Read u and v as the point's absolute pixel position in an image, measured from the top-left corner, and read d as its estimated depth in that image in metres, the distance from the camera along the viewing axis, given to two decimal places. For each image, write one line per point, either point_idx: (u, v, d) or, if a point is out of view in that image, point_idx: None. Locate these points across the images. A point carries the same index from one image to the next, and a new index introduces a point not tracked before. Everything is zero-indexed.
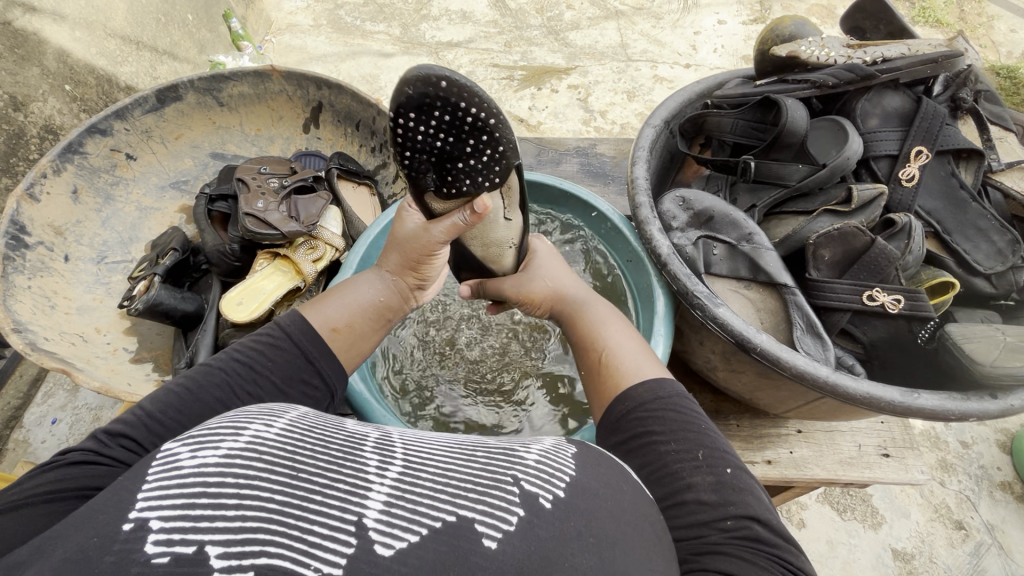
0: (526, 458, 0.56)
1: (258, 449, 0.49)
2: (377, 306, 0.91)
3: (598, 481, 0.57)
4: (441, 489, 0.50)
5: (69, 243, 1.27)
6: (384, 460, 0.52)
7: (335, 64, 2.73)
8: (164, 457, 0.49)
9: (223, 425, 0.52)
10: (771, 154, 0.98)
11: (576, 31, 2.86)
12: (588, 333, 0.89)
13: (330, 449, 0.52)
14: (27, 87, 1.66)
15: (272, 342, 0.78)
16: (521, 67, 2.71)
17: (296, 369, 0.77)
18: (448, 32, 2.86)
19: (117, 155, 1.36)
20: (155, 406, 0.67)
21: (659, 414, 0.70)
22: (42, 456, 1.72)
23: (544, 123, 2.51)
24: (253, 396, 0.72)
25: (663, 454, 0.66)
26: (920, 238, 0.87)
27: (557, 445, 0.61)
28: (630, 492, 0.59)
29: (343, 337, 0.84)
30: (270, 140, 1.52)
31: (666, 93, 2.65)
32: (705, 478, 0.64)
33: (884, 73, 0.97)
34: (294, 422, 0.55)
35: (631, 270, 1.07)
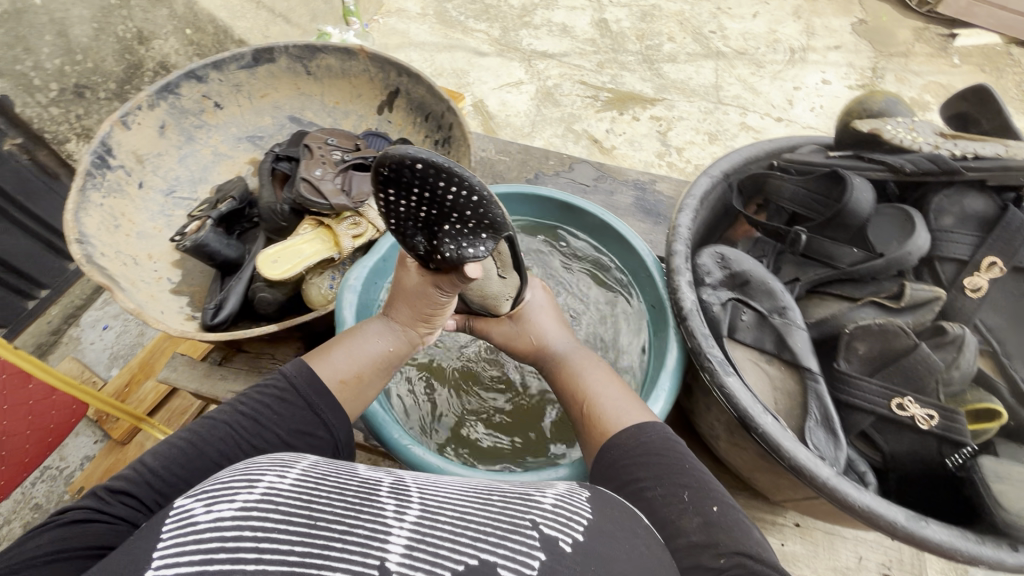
0: (541, 504, 0.58)
1: (273, 501, 0.52)
2: (384, 356, 0.93)
3: (609, 528, 0.58)
4: (462, 536, 0.51)
5: (145, 171, 1.35)
6: (401, 506, 0.54)
7: (431, 53, 2.82)
8: (178, 515, 0.51)
9: (235, 480, 0.55)
10: (826, 230, 0.94)
11: (671, 63, 2.83)
12: (573, 388, 0.91)
13: (346, 495, 0.54)
14: (154, 25, 1.82)
15: (278, 391, 0.79)
16: (608, 89, 2.70)
17: (304, 421, 0.78)
18: (545, 42, 2.89)
19: (207, 102, 1.42)
20: (156, 460, 0.68)
21: (645, 461, 0.72)
22: (87, 356, 1.87)
23: (618, 148, 2.49)
24: (259, 449, 0.73)
25: (648, 496, 0.68)
26: (972, 353, 0.80)
27: (567, 491, 0.63)
28: (632, 530, 0.60)
29: (350, 390, 0.87)
30: (346, 114, 1.49)
31: (750, 142, 2.54)
32: (692, 519, 0.65)
33: (969, 171, 0.91)
34: (305, 474, 0.58)
35: (653, 316, 1.04)
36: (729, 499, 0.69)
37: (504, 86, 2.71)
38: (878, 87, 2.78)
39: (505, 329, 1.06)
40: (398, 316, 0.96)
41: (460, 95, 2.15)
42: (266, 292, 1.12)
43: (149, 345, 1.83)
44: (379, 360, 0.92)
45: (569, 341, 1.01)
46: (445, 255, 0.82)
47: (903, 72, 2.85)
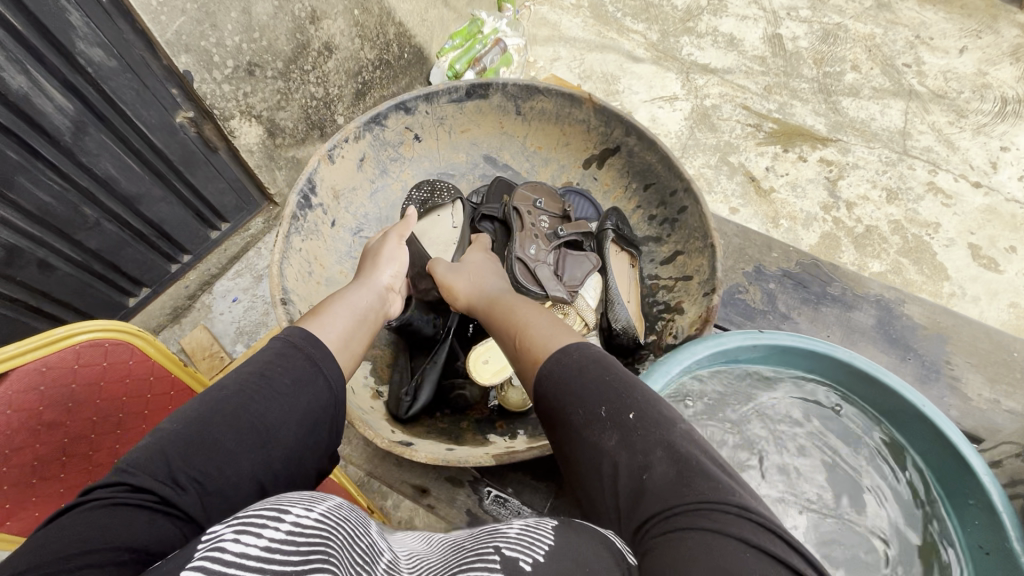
0: (505, 535, 0.62)
1: (299, 534, 0.56)
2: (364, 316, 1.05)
3: (575, 551, 0.60)
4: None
5: (339, 208, 1.33)
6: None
7: (582, 51, 2.62)
8: (211, 537, 0.54)
9: (267, 508, 0.58)
10: None
11: (851, 98, 2.47)
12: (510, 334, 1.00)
13: (353, 550, 0.59)
14: (326, 4, 1.71)
15: (281, 353, 0.85)
16: (773, 120, 2.40)
17: (305, 372, 0.84)
18: (708, 55, 2.61)
19: (407, 134, 1.40)
20: (166, 437, 0.72)
21: (571, 393, 0.81)
22: (216, 327, 1.92)
23: (778, 191, 2.22)
24: (265, 409, 0.78)
25: (584, 433, 0.78)
26: None
27: (530, 524, 0.65)
28: (601, 543, 0.63)
29: (344, 338, 0.96)
30: (546, 161, 1.49)
31: (936, 208, 2.18)
32: (618, 438, 0.75)
33: None
34: (326, 512, 0.62)
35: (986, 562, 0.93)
36: (656, 408, 0.77)
37: (656, 99, 2.48)
38: None
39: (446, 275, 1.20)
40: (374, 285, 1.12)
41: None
42: None
43: (273, 329, 1.83)
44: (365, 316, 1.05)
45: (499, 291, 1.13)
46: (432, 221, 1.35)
47: None
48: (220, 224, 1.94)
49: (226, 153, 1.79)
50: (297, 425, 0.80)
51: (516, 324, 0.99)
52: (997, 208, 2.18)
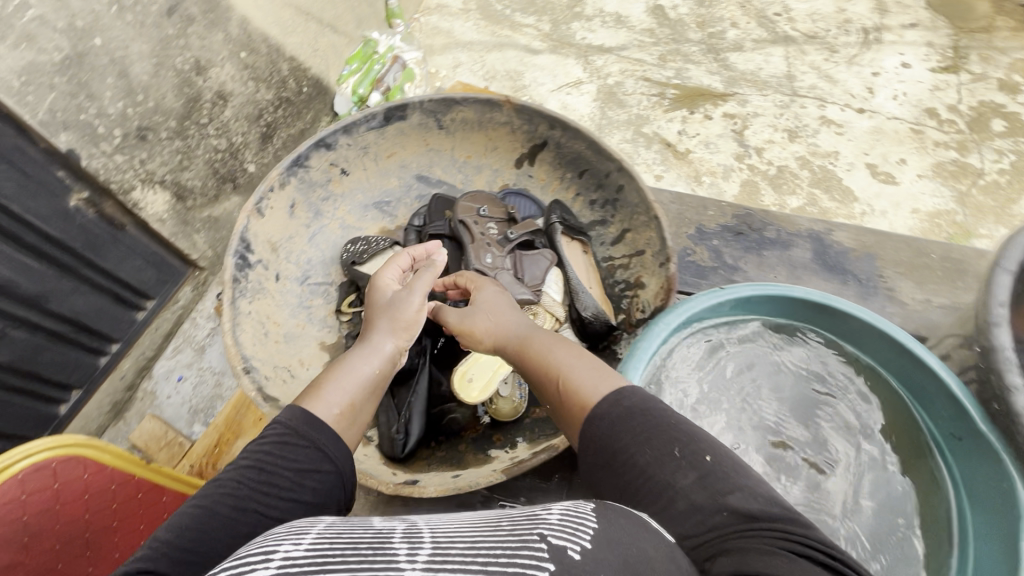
0: (546, 520, 0.64)
1: (293, 567, 0.55)
2: (368, 372, 0.99)
3: (623, 537, 0.63)
4: (472, 561, 0.57)
5: (280, 260, 1.28)
6: (414, 545, 0.60)
7: (481, 54, 2.64)
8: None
9: (252, 554, 0.57)
10: None
11: (738, 53, 2.64)
12: (543, 366, 0.97)
13: (360, 547, 0.58)
14: (210, 52, 1.65)
15: (280, 436, 0.83)
16: (674, 86, 2.52)
17: (311, 460, 0.82)
18: (600, 35, 2.70)
19: (333, 170, 1.36)
20: (174, 534, 0.69)
21: (632, 430, 0.80)
22: (166, 412, 1.78)
23: (694, 151, 2.33)
24: (270, 495, 0.76)
25: (643, 468, 0.76)
26: None
27: (569, 506, 0.69)
28: (659, 541, 0.65)
29: (348, 405, 0.92)
30: (478, 168, 1.49)
31: (833, 138, 2.38)
32: (690, 475, 0.74)
33: None
34: (317, 540, 0.61)
35: (957, 445, 1.14)
36: (723, 449, 0.78)
37: (562, 87, 2.54)
38: (962, 69, 2.59)
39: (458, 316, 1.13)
40: (381, 329, 1.05)
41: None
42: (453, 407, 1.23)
43: (230, 399, 1.72)
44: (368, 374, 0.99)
45: (521, 326, 1.07)
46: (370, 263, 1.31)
47: (986, 49, 2.65)
48: (145, 302, 1.80)
49: (136, 228, 1.66)
50: (302, 510, 0.78)
51: (545, 359, 0.98)
52: (882, 127, 2.40)
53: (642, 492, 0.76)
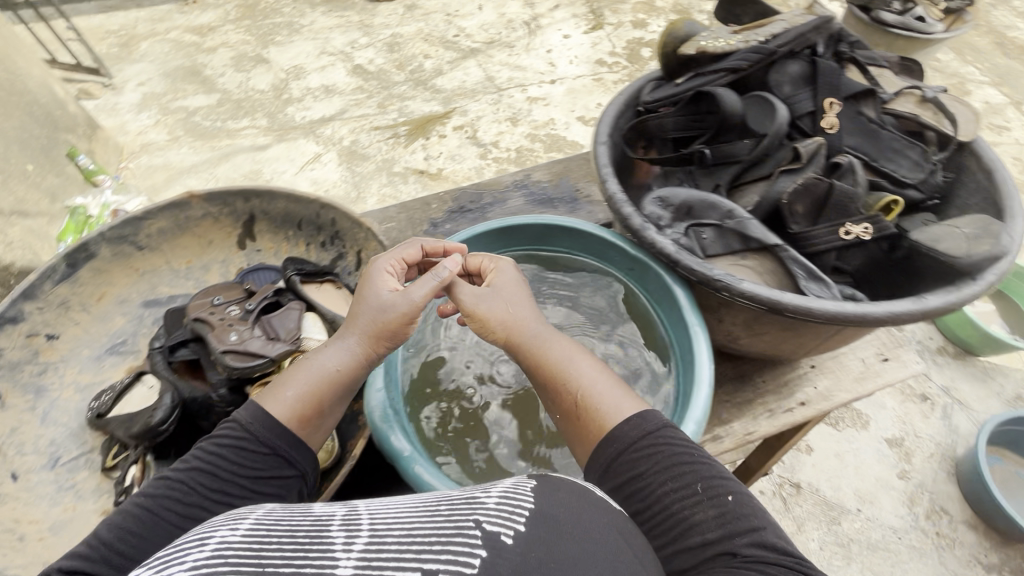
0: (486, 503, 0.55)
1: (224, 554, 0.47)
2: (327, 371, 0.80)
3: (565, 513, 0.55)
4: (406, 549, 0.49)
5: (11, 458, 0.98)
6: (350, 533, 0.51)
7: (210, 171, 2.57)
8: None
9: (190, 536, 0.50)
10: (718, 138, 0.89)
11: (441, 76, 2.96)
12: (553, 375, 0.81)
13: (296, 535, 0.50)
14: None
15: (239, 439, 0.73)
16: (403, 123, 2.73)
17: (269, 465, 0.73)
18: (317, 109, 2.83)
19: (36, 340, 1.07)
20: (112, 533, 0.64)
21: (647, 449, 0.70)
22: None
23: (445, 167, 2.55)
24: (225, 494, 0.70)
25: (657, 494, 0.66)
26: (865, 172, 0.83)
27: (518, 483, 0.59)
28: (604, 509, 0.59)
29: (309, 409, 0.78)
30: (206, 268, 1.24)
31: (544, 110, 2.79)
32: (708, 510, 0.64)
33: (780, 48, 0.90)
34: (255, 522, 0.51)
35: (637, 278, 0.96)
36: (741, 491, 0.66)
37: (305, 166, 2.59)
38: (605, 24, 3.24)
39: (475, 293, 0.87)
40: (359, 325, 0.82)
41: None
42: None
43: None
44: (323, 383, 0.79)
45: (540, 321, 0.87)
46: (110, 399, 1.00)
47: (612, 5, 3.33)
48: None
49: None
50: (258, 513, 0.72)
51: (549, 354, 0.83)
52: (574, 87, 2.88)
53: (643, 510, 0.67)
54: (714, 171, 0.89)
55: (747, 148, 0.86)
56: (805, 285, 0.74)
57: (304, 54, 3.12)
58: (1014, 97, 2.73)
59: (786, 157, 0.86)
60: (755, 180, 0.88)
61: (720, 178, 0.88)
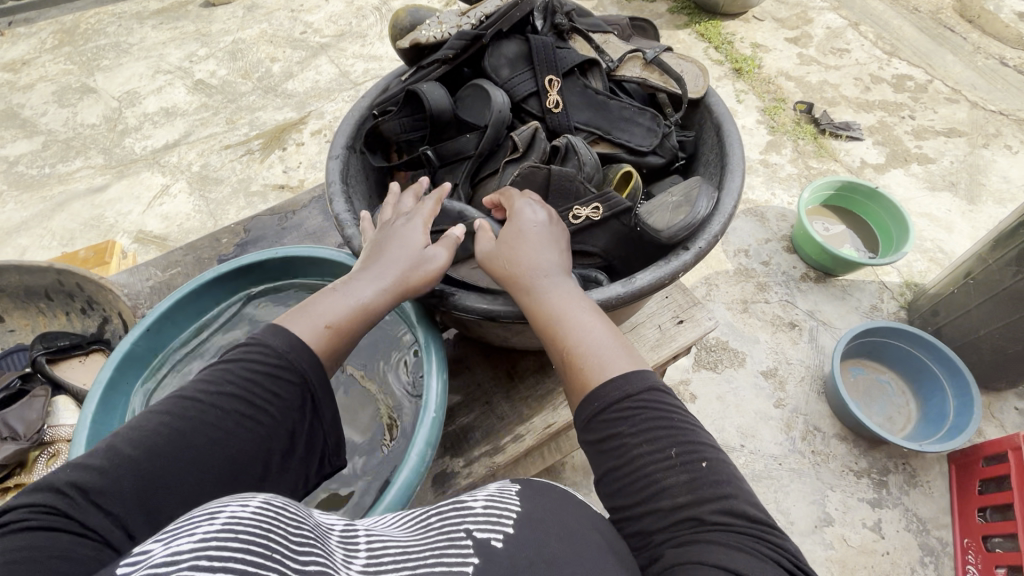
0: (473, 510, 0.53)
1: (237, 529, 0.41)
2: (358, 310, 0.68)
3: (550, 517, 0.54)
4: (408, 565, 0.46)
5: None
6: (350, 551, 0.47)
7: (44, 225, 2.31)
8: (135, 558, 0.39)
9: (198, 513, 0.43)
10: (443, 137, 0.76)
11: (292, 79, 2.77)
12: (547, 329, 0.65)
13: (301, 530, 0.45)
14: None
15: (272, 366, 0.64)
16: (256, 137, 2.55)
17: (291, 399, 0.65)
18: (159, 136, 2.59)
19: None
20: (137, 444, 0.57)
21: (625, 413, 0.59)
22: None
23: (306, 177, 2.39)
24: (244, 425, 0.63)
25: (632, 458, 0.58)
26: (586, 149, 0.73)
27: (501, 490, 0.58)
28: (581, 515, 0.57)
29: (333, 345, 0.68)
30: None
31: None
32: (679, 475, 0.56)
33: (488, 29, 0.74)
34: (268, 501, 0.46)
35: None
36: (720, 457, 0.58)
37: (152, 201, 2.37)
38: None
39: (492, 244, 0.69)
40: (389, 267, 0.68)
41: (111, 245, 1.93)
42: None
43: None
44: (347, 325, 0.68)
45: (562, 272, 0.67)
46: None
47: None
48: None
49: None
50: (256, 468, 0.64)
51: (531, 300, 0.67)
52: None
53: (613, 472, 0.59)
54: (450, 171, 0.77)
55: (471, 143, 0.74)
56: None
57: (137, 76, 2.83)
58: (850, 19, 2.84)
59: (509, 151, 0.75)
60: (489, 178, 0.77)
61: (457, 178, 0.77)
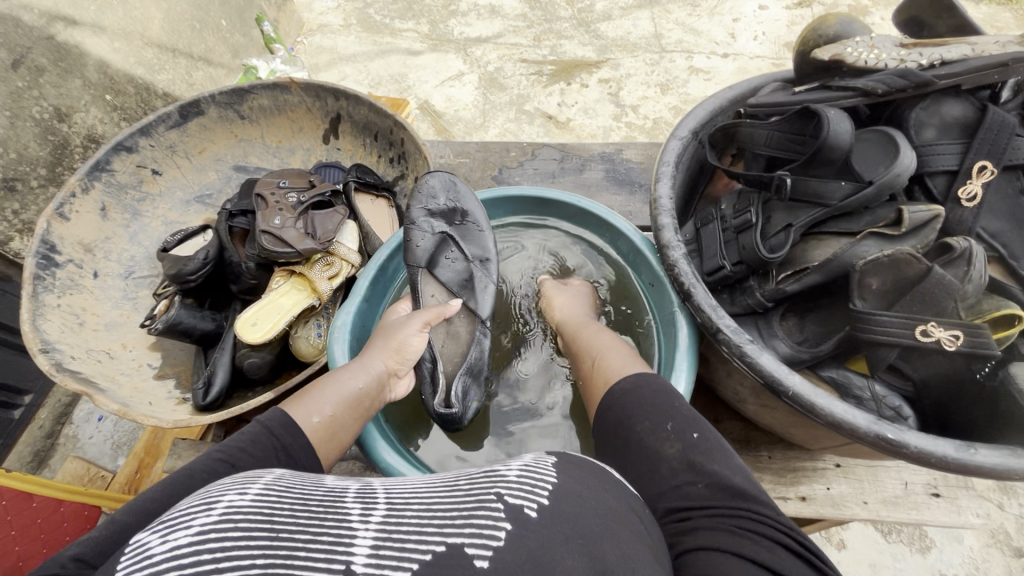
0: (504, 477, 0.41)
1: (234, 519, 0.34)
2: (356, 399, 0.61)
3: (582, 497, 0.41)
4: (426, 524, 0.36)
5: (98, 259, 0.96)
6: (365, 507, 0.37)
7: (364, 63, 2.44)
8: (133, 551, 0.33)
9: (196, 501, 0.36)
10: (808, 170, 0.66)
11: (607, 22, 2.45)
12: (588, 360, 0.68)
13: (308, 504, 0.37)
14: (66, 97, 1.23)
15: (251, 439, 0.49)
16: (550, 61, 2.35)
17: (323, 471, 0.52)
18: (477, 28, 2.50)
19: (143, 172, 1.03)
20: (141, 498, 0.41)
21: (635, 396, 0.55)
22: (88, 452, 1.27)
23: (574, 119, 2.19)
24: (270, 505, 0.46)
25: (639, 436, 0.52)
26: (981, 265, 0.57)
27: (531, 459, 0.45)
28: (620, 496, 0.45)
29: (331, 434, 0.56)
30: (292, 152, 1.14)
31: (703, 86, 2.23)
32: (673, 447, 0.50)
33: (942, 80, 0.61)
34: (273, 485, 0.39)
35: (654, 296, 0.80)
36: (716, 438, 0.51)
37: (446, 81, 2.36)
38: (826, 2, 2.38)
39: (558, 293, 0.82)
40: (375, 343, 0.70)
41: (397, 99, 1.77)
42: (254, 356, 0.85)
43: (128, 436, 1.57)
44: (364, 400, 0.63)
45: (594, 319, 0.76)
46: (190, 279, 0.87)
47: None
48: None
49: None
50: None
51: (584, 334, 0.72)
52: (747, 70, 2.25)
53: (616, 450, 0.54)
54: (792, 209, 0.66)
55: (841, 194, 0.63)
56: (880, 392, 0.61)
57: None
58: None
59: (882, 221, 0.61)
60: (833, 237, 0.64)
61: (794, 219, 0.66)
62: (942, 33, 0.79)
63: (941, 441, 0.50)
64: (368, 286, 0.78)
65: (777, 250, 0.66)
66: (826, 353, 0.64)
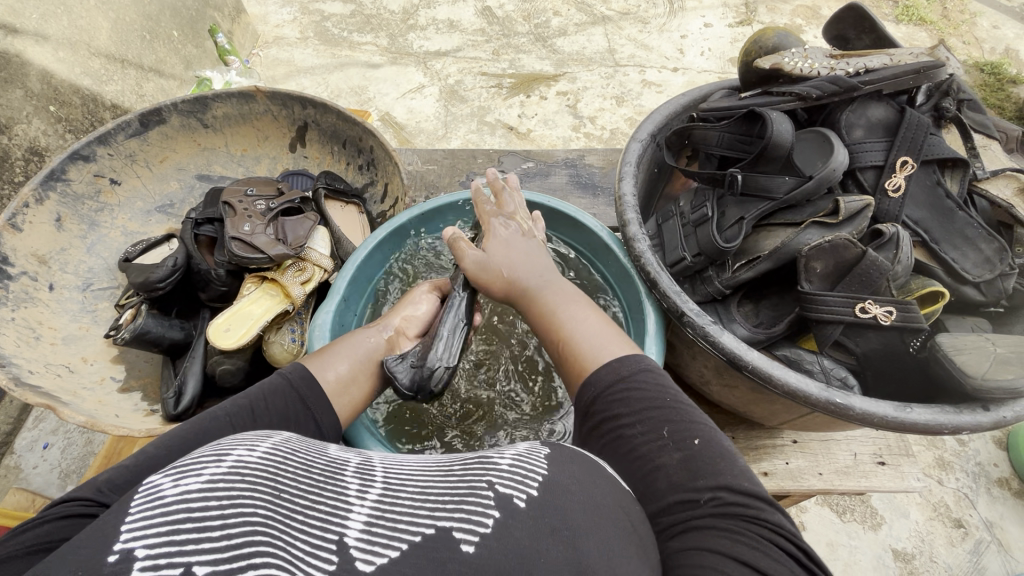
0: (496, 463, 0.38)
1: (245, 471, 0.33)
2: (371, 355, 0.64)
3: (590, 498, 0.37)
4: (420, 506, 0.34)
5: (54, 271, 0.93)
6: (363, 482, 0.36)
7: (324, 76, 2.43)
8: (145, 491, 0.32)
9: (208, 450, 0.36)
10: (756, 167, 0.72)
11: (564, 37, 2.52)
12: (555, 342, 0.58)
13: (311, 469, 0.36)
14: (8, 108, 1.17)
15: (273, 387, 0.54)
16: (510, 75, 2.41)
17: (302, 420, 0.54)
18: (436, 41, 2.53)
19: (101, 182, 1.00)
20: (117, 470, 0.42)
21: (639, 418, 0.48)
22: (34, 483, 1.19)
23: (535, 130, 2.26)
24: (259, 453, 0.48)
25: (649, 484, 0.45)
26: (910, 249, 0.64)
27: (535, 452, 0.41)
28: (618, 497, 0.40)
29: (345, 391, 0.59)
30: (257, 160, 1.14)
31: (656, 98, 2.35)
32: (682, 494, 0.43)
33: (866, 86, 0.69)
34: (280, 446, 0.38)
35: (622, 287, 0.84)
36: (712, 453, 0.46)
37: (406, 94, 2.37)
38: (756, 20, 2.55)
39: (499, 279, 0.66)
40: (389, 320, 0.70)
41: (362, 111, 1.72)
42: (226, 362, 0.85)
43: None
44: (376, 355, 0.65)
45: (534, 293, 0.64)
46: (161, 288, 0.86)
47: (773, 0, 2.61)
48: None
49: None
50: None
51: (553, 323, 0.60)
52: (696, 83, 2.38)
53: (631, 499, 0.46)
54: (743, 203, 0.72)
55: (785, 188, 0.69)
56: (826, 367, 0.67)
57: None
58: None
59: (823, 211, 0.68)
60: (779, 227, 0.70)
61: (745, 212, 0.71)
62: (865, 47, 0.89)
63: (882, 403, 0.56)
64: (346, 283, 0.79)
65: (732, 241, 0.71)
66: (779, 334, 0.70)
